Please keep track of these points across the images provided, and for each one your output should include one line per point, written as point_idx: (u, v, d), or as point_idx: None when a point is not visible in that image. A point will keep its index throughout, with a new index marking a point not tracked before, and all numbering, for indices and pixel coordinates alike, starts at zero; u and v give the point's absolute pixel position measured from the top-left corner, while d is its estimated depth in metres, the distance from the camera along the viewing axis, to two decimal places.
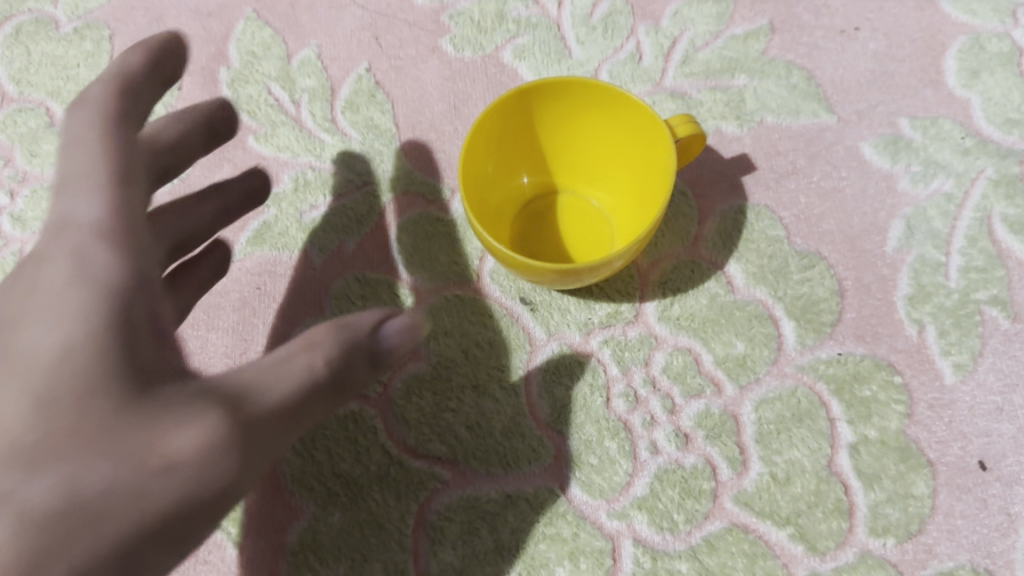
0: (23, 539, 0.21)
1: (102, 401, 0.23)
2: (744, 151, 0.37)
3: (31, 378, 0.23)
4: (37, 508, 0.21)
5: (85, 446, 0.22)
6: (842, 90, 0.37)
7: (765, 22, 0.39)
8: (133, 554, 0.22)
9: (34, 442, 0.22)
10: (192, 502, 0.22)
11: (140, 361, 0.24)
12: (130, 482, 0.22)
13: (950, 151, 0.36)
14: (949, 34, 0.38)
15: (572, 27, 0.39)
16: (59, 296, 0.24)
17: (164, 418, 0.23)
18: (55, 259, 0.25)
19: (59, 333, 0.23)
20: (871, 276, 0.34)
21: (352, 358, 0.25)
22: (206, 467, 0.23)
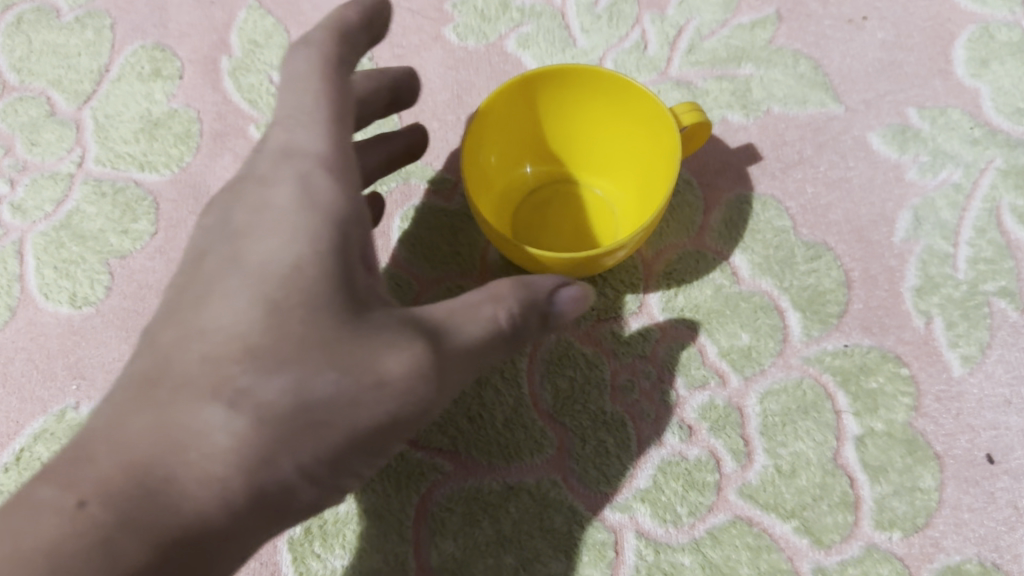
0: (254, 434, 0.22)
1: (333, 315, 0.23)
2: (750, 140, 0.36)
3: (263, 281, 0.23)
4: (271, 406, 0.22)
5: (314, 355, 0.22)
6: (849, 80, 0.37)
7: (772, 11, 0.39)
8: (341, 461, 0.23)
9: (266, 345, 0.22)
10: (398, 422, 0.23)
11: (357, 285, 0.23)
12: (350, 399, 0.22)
13: (959, 142, 0.35)
14: (959, 23, 0.38)
15: (577, 15, 0.39)
16: (286, 213, 0.24)
17: (377, 340, 0.23)
18: (280, 179, 0.24)
19: (290, 244, 0.23)
20: (879, 267, 0.33)
21: (540, 313, 0.25)
22: (413, 393, 0.23)
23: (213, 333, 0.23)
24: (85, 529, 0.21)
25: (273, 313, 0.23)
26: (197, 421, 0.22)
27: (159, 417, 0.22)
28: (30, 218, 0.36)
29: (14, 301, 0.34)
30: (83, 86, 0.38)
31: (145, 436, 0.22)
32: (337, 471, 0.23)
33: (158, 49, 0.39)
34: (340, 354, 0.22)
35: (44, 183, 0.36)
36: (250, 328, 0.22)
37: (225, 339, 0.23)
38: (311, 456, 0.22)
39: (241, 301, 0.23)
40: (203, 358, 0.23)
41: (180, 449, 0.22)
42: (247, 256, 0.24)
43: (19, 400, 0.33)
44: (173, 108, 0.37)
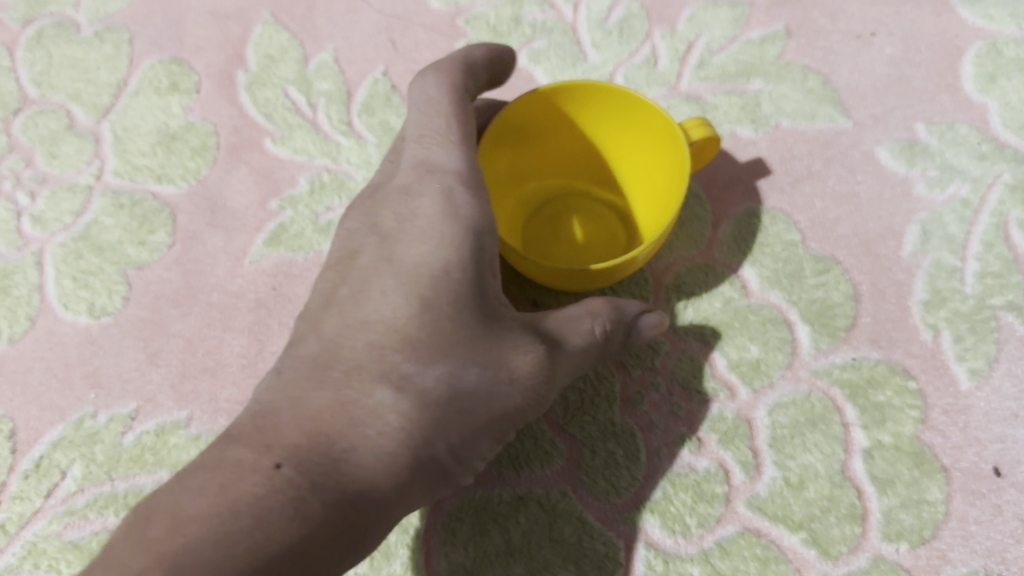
0: (415, 415, 0.25)
1: (478, 314, 0.26)
2: (759, 155, 0.37)
3: (416, 280, 0.26)
4: (431, 391, 0.25)
5: (464, 349, 0.25)
6: (858, 95, 0.37)
7: (782, 26, 0.39)
8: (474, 443, 0.26)
9: (425, 337, 0.25)
10: (523, 410, 0.27)
11: (488, 290, 0.27)
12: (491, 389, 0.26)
13: (966, 157, 0.36)
14: (967, 39, 0.38)
15: (588, 31, 0.40)
16: (433, 223, 0.27)
17: (508, 340, 0.26)
18: (426, 192, 0.27)
19: (436, 247, 0.26)
20: (886, 281, 0.34)
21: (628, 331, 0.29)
22: (534, 386, 0.27)
23: (375, 325, 0.26)
24: (281, 488, 0.22)
25: (429, 309, 0.26)
26: (370, 399, 0.25)
27: (334, 396, 0.25)
28: (50, 229, 0.36)
29: (34, 310, 0.35)
30: (101, 99, 0.39)
31: (325, 412, 0.24)
32: (472, 453, 0.26)
33: (175, 64, 0.39)
34: (485, 350, 0.26)
35: (63, 195, 0.37)
36: (411, 320, 0.25)
37: (385, 331, 0.26)
38: (459, 438, 0.25)
39: (399, 298, 0.26)
40: (369, 345, 0.25)
41: (357, 423, 0.24)
42: (400, 259, 0.27)
43: (36, 408, 0.33)
44: (190, 122, 0.38)
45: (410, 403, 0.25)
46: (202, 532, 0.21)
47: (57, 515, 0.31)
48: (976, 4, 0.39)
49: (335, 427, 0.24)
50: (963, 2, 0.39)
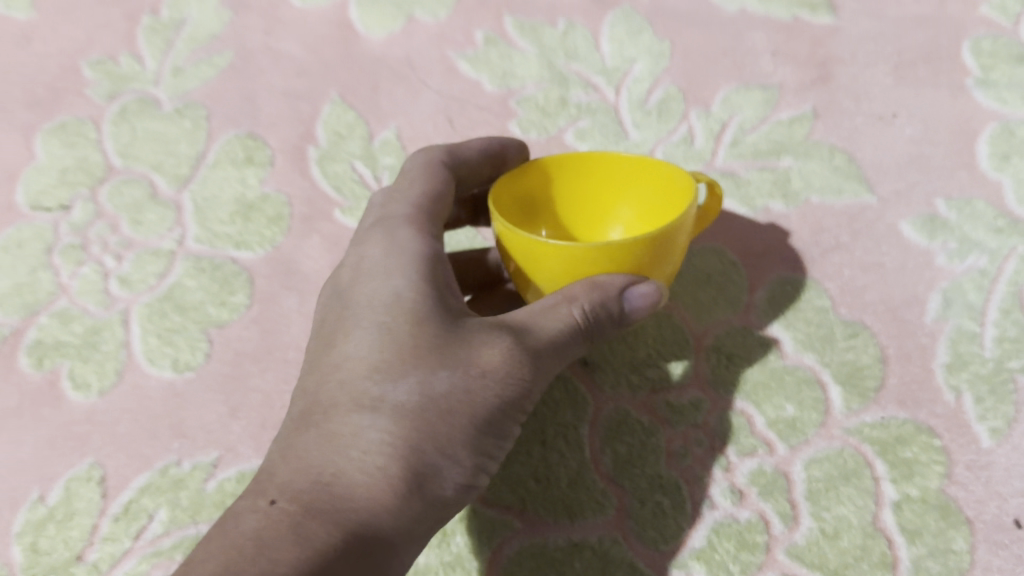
0: (395, 426, 0.26)
1: (435, 327, 0.28)
2: (789, 226, 0.40)
3: (372, 317, 0.29)
4: (404, 404, 0.27)
5: (423, 360, 0.27)
6: (881, 172, 0.41)
7: (809, 108, 0.43)
8: (473, 442, 0.27)
9: (387, 359, 0.28)
10: (508, 404, 0.28)
11: (445, 307, 0.29)
12: (467, 387, 0.27)
13: (984, 230, 0.39)
14: (981, 121, 0.42)
15: (629, 112, 0.43)
16: (379, 266, 0.30)
17: (472, 344, 0.28)
18: (372, 246, 0.32)
19: (385, 286, 0.29)
20: (912, 345, 0.36)
21: (612, 309, 0.29)
22: (510, 377, 0.28)
23: (346, 364, 0.28)
24: (279, 516, 0.25)
25: (383, 335, 0.28)
26: (351, 425, 0.27)
27: (318, 435, 0.27)
28: (136, 290, 0.39)
29: (121, 364, 0.38)
30: (182, 170, 0.43)
31: (314, 450, 0.27)
32: (475, 453, 0.28)
33: (251, 138, 0.43)
34: (452, 353, 0.28)
35: (148, 259, 0.40)
36: (375, 351, 0.28)
37: (354, 366, 0.28)
38: (447, 441, 0.27)
39: (361, 334, 0.29)
40: (341, 383, 0.28)
41: (341, 450, 0.27)
42: (360, 303, 0.30)
43: (123, 457, 0.36)
44: (266, 192, 0.41)
45: (386, 418, 0.27)
46: (218, 563, 0.24)
47: (147, 556, 0.33)
48: (990, 89, 0.43)
49: (322, 460, 0.27)
50: (978, 87, 0.43)
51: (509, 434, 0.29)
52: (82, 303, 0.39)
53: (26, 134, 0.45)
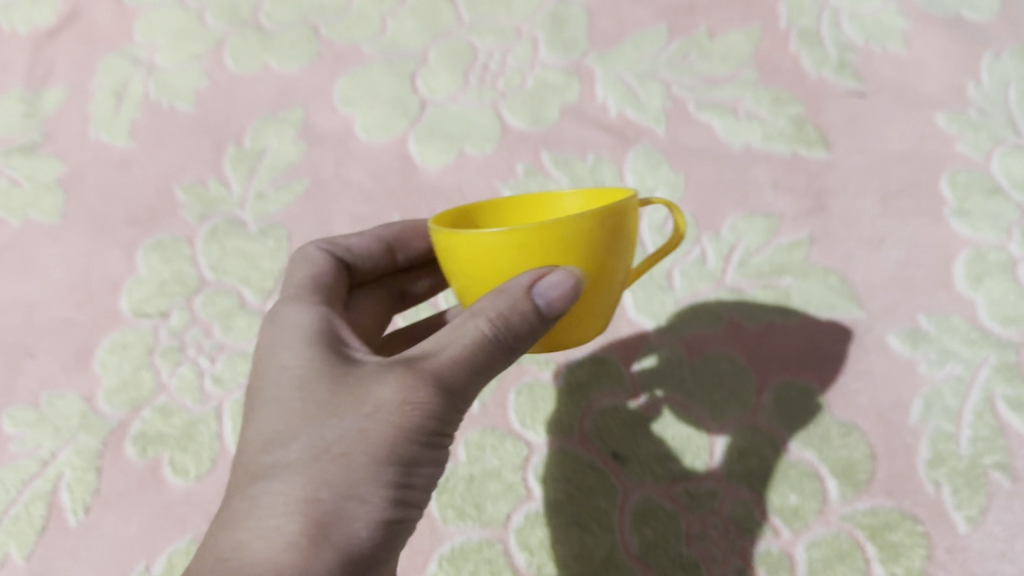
0: (293, 482, 0.30)
1: (324, 390, 0.32)
2: (791, 338, 0.46)
3: (270, 397, 0.33)
4: (298, 461, 0.30)
5: (313, 422, 0.31)
6: (870, 291, 0.47)
7: (806, 234, 0.50)
8: (375, 475, 0.30)
9: (284, 431, 0.31)
10: (411, 435, 0.31)
11: (336, 371, 0.33)
12: (356, 429, 0.31)
13: (960, 342, 0.45)
14: (957, 247, 0.48)
15: (650, 235, 0.51)
16: (277, 353, 0.35)
17: (360, 395, 0.31)
18: (271, 339, 0.36)
19: (281, 368, 0.34)
20: (897, 443, 0.42)
21: (523, 311, 0.32)
22: (404, 411, 0.31)
23: (254, 442, 0.32)
24: None
25: (279, 410, 0.32)
26: (260, 487, 0.31)
27: (237, 507, 0.31)
28: (227, 387, 0.46)
29: (216, 453, 0.44)
30: (266, 284, 0.50)
31: (226, 527, 0.30)
32: (380, 487, 0.30)
33: None
34: (340, 408, 0.31)
35: (238, 360, 0.47)
36: (276, 427, 0.32)
37: (259, 441, 0.32)
38: (347, 481, 0.30)
39: (264, 413, 0.33)
40: (251, 460, 0.32)
41: (249, 518, 0.30)
42: (263, 386, 0.34)
43: None
44: None
45: (289, 475, 0.30)
46: None
47: None
48: (965, 218, 0.49)
49: (236, 527, 0.30)
50: (955, 216, 0.50)
51: (422, 467, 0.32)
52: (180, 399, 0.46)
53: (128, 249, 0.52)
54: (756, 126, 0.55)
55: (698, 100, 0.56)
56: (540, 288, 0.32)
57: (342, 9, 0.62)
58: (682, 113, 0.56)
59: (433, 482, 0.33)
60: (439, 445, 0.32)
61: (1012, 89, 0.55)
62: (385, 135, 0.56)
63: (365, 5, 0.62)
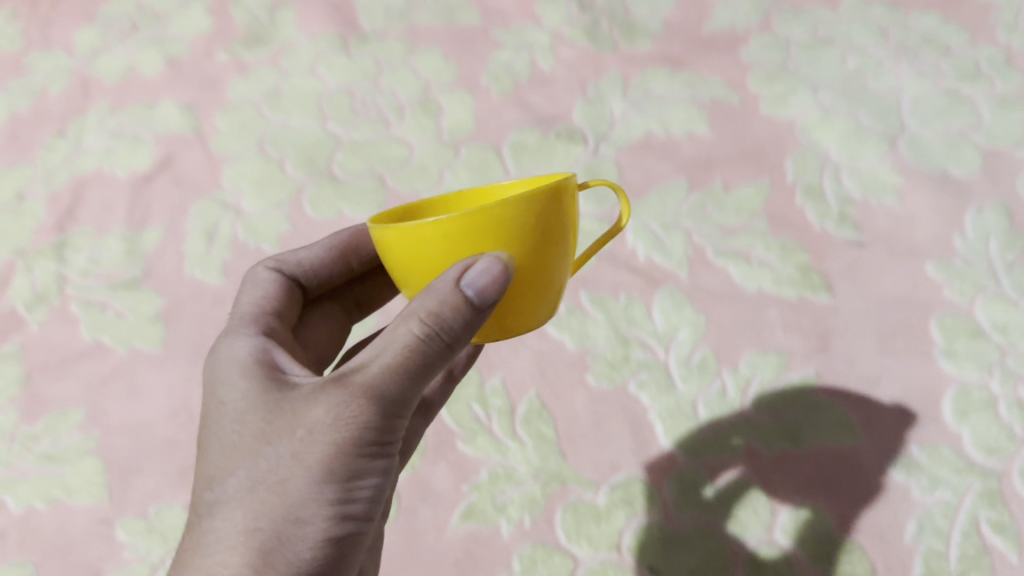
0: (246, 500, 0.37)
1: (272, 416, 0.38)
2: (802, 465, 0.53)
3: (228, 427, 0.40)
4: (247, 482, 0.37)
5: (258, 449, 0.38)
6: (871, 424, 0.55)
7: (813, 371, 0.57)
8: (314, 487, 0.36)
9: (240, 457, 0.38)
10: (346, 447, 0.37)
11: (281, 398, 0.39)
12: (296, 453, 0.37)
13: (949, 470, 0.52)
14: (945, 384, 0.56)
15: (677, 369, 0.58)
16: (234, 387, 0.41)
17: (298, 418, 0.37)
18: (230, 371, 0.43)
19: (237, 402, 0.40)
20: (895, 559, 0.50)
21: (455, 308, 0.37)
22: (337, 426, 0.36)
23: (217, 466, 0.39)
24: None
25: (236, 439, 0.39)
26: (222, 504, 0.37)
27: (200, 531, 0.38)
28: None
29: None
30: None
31: (198, 540, 0.38)
32: (319, 497, 0.36)
33: None
34: (281, 434, 0.37)
35: None
36: (228, 459, 0.39)
37: (219, 466, 0.39)
38: (291, 495, 0.36)
39: (223, 442, 0.39)
40: (211, 487, 0.38)
41: (214, 531, 0.37)
42: (222, 415, 0.40)
43: None
44: None
45: (241, 500, 0.37)
46: None
47: None
48: (952, 359, 0.57)
49: (206, 539, 0.37)
50: (943, 357, 0.57)
51: (363, 478, 0.38)
52: None
53: None
54: (767, 271, 0.63)
55: (716, 248, 0.64)
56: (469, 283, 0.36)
57: (405, 163, 0.72)
58: (702, 258, 0.64)
59: (382, 482, 0.39)
60: (379, 455, 0.38)
61: (992, 241, 0.63)
62: None
63: (427, 160, 0.72)
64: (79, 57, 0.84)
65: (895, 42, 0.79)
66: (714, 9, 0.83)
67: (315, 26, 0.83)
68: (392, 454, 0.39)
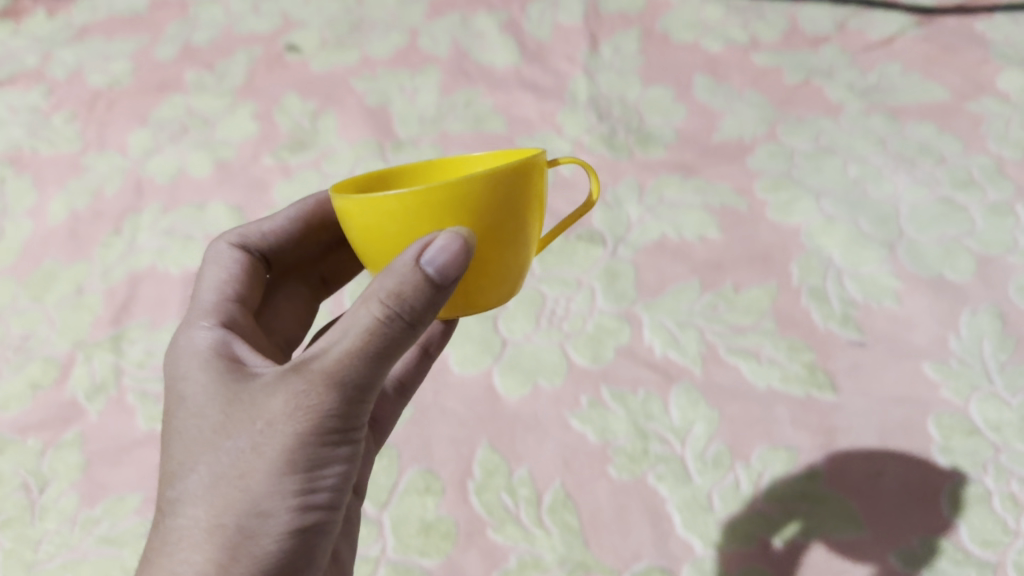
0: (220, 480, 0.43)
1: (242, 407, 0.45)
2: (811, 557, 0.58)
3: (201, 420, 0.46)
4: (220, 463, 0.43)
5: (229, 435, 0.44)
6: (874, 517, 0.59)
7: (820, 466, 0.62)
8: (279, 467, 0.43)
9: (213, 444, 0.44)
10: (308, 430, 0.43)
11: (249, 393, 0.45)
12: (263, 441, 0.43)
13: (948, 562, 0.56)
14: (943, 479, 0.60)
15: (694, 461, 0.63)
16: (206, 387, 0.48)
17: (265, 408, 0.44)
18: (201, 372, 0.49)
19: (209, 398, 0.47)
20: None
21: (413, 287, 0.42)
22: (300, 411, 0.43)
23: (191, 452, 0.45)
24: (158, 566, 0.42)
25: (209, 429, 0.45)
26: (199, 481, 0.44)
27: (172, 515, 0.44)
28: None
29: None
30: (381, 497, 0.63)
31: (175, 514, 0.44)
32: (284, 475, 0.43)
33: (430, 474, 0.64)
34: (251, 422, 0.44)
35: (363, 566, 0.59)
36: (202, 445, 0.45)
37: (194, 452, 0.45)
38: (260, 472, 0.43)
39: (198, 432, 0.46)
40: (187, 467, 0.45)
41: (191, 506, 0.43)
42: (197, 409, 0.47)
43: None
44: (441, 514, 0.62)
45: (212, 483, 0.43)
46: None
47: None
48: (949, 455, 0.61)
49: (183, 512, 0.43)
50: (941, 453, 0.61)
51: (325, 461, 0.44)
52: None
53: None
54: (775, 369, 0.67)
55: (728, 345, 0.69)
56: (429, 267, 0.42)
57: None
58: (715, 355, 0.69)
59: (340, 464, 0.45)
60: (339, 437, 0.44)
61: (986, 342, 0.68)
62: (475, 368, 0.70)
63: None
64: (133, 157, 0.91)
65: (893, 150, 0.85)
66: (722, 120, 0.91)
67: (353, 130, 0.90)
68: (351, 437, 0.45)
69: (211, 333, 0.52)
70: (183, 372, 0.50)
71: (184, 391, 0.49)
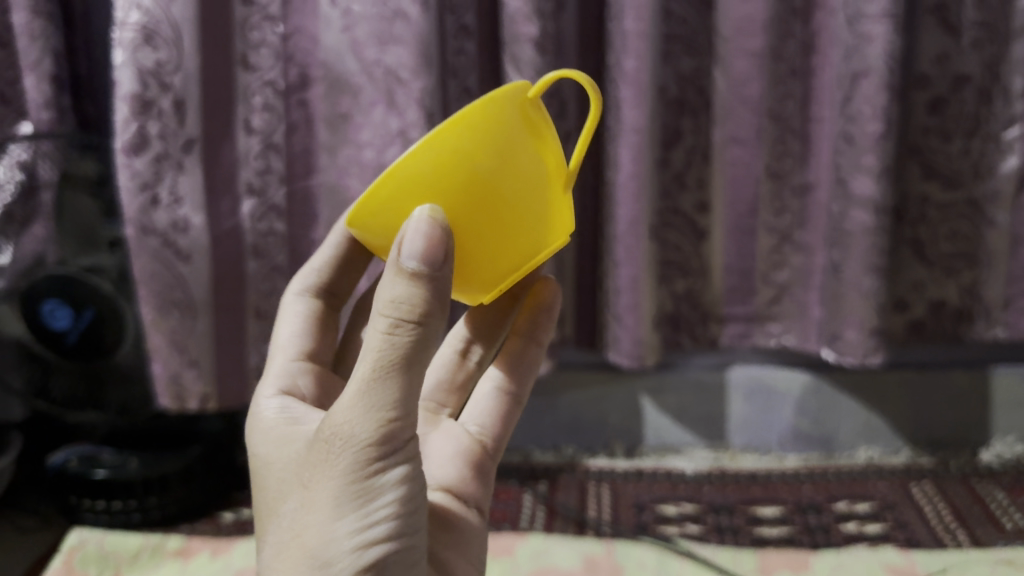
0: (302, 510, 0.73)
1: (308, 454, 0.74)
2: None
3: (286, 478, 0.77)
4: (299, 502, 0.74)
5: (303, 479, 0.74)
6: None
7: None
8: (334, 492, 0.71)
9: (294, 489, 0.75)
10: (347, 449, 0.70)
11: (307, 449, 0.75)
12: (321, 471, 0.72)
13: None
14: None
15: None
16: (287, 455, 0.79)
17: (317, 452, 0.73)
18: (281, 447, 0.81)
19: (290, 462, 0.78)
20: None
21: (403, 296, 0.68)
22: (335, 442, 0.71)
23: (284, 498, 0.76)
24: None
25: (291, 481, 0.76)
26: (292, 510, 0.74)
27: (280, 536, 0.75)
28: None
29: None
30: None
31: (278, 540, 0.75)
32: (339, 494, 0.71)
33: None
34: (311, 466, 0.73)
35: None
36: (284, 495, 0.76)
37: (285, 496, 0.76)
38: (325, 492, 0.72)
39: (285, 482, 0.77)
40: (285, 498, 0.76)
41: (288, 533, 0.74)
42: (285, 466, 0.78)
43: None
44: None
45: (297, 512, 0.74)
46: None
47: None
48: None
49: (284, 534, 0.74)
50: None
51: (366, 476, 0.71)
52: None
53: None
54: None
55: None
56: (412, 265, 0.68)
57: None
58: None
59: (380, 471, 0.71)
60: (375, 447, 0.70)
61: None
62: None
63: None
64: None
65: None
66: None
67: None
68: (388, 448, 0.71)
69: (280, 415, 0.86)
70: (263, 451, 0.83)
71: (269, 457, 0.81)
